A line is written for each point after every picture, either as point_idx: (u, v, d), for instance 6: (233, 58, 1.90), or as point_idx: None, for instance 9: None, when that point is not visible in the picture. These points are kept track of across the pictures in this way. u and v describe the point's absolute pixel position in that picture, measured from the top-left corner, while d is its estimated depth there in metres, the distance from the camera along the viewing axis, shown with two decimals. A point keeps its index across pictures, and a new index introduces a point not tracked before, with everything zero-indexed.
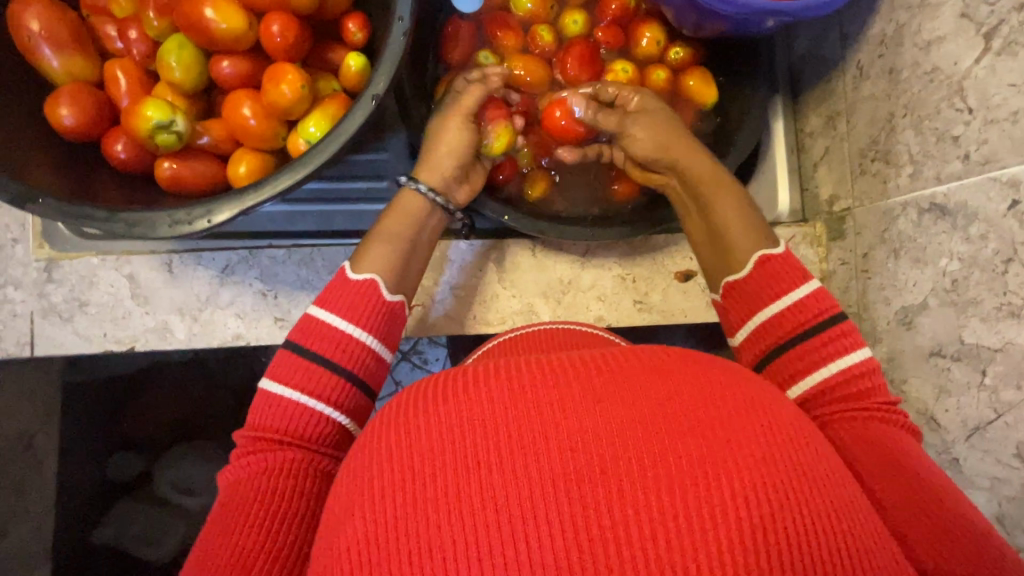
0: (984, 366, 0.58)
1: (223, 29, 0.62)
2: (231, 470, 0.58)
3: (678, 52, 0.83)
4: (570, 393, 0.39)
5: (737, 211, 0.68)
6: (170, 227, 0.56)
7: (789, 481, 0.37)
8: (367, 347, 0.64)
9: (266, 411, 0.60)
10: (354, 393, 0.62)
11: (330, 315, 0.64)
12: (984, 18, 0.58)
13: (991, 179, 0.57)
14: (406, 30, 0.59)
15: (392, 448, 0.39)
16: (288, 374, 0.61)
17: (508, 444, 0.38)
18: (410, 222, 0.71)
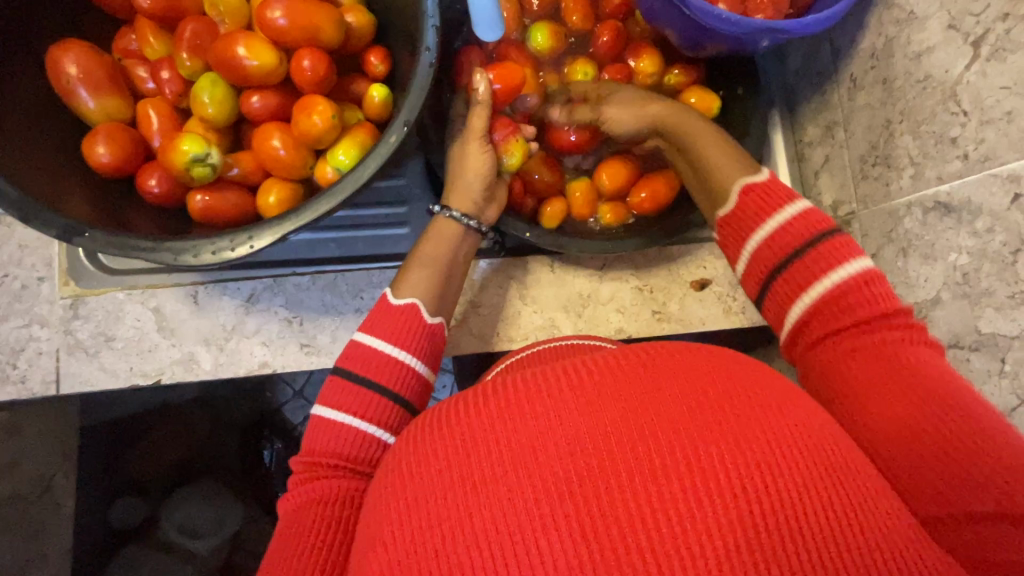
0: (1003, 353, 0.60)
1: (254, 65, 0.65)
2: (289, 497, 0.60)
3: (675, 74, 0.88)
4: (622, 391, 0.42)
5: (722, 151, 0.73)
6: (212, 254, 0.57)
7: (823, 462, 0.40)
8: (409, 368, 0.67)
9: (321, 436, 0.62)
10: (399, 412, 0.65)
11: (376, 340, 0.67)
12: (970, 27, 0.62)
13: (993, 175, 0.60)
14: (434, 59, 0.62)
15: (450, 445, 0.42)
16: (339, 398, 0.64)
17: (567, 440, 0.40)
18: (445, 246, 0.75)
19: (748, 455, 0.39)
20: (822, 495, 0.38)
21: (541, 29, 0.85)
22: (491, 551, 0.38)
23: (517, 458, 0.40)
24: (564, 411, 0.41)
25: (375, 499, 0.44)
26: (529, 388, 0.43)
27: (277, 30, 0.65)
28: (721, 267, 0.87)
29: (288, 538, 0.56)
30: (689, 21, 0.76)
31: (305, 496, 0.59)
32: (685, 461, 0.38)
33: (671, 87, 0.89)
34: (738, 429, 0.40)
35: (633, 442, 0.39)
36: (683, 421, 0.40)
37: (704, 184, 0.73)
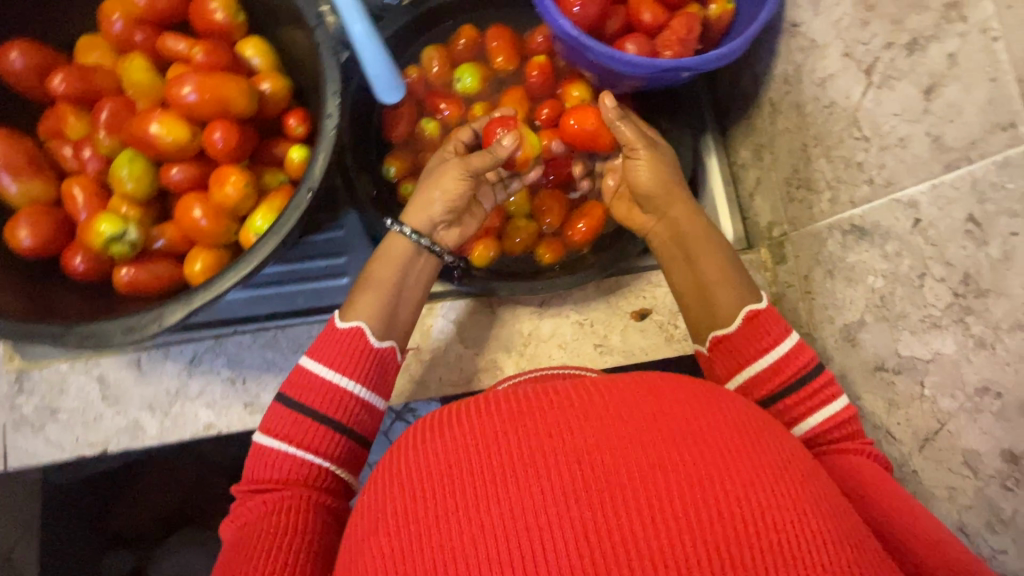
0: (921, 377, 0.60)
1: (168, 140, 0.66)
2: (231, 525, 0.59)
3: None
4: (570, 415, 0.43)
5: (719, 271, 0.70)
6: (123, 334, 0.58)
7: (764, 477, 0.40)
8: (355, 397, 0.64)
9: (262, 466, 0.61)
10: (344, 443, 0.63)
11: (319, 365, 0.65)
12: (862, 56, 0.62)
13: (896, 200, 0.60)
14: (336, 125, 0.63)
15: (399, 480, 0.43)
16: (279, 428, 0.62)
17: (447, 523, 0.40)
18: (400, 264, 0.73)
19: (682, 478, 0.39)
20: (767, 510, 0.39)
21: (469, 71, 0.87)
22: None
23: (460, 495, 0.41)
24: (516, 443, 0.42)
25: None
26: (487, 417, 0.44)
27: (187, 105, 0.66)
28: (660, 295, 0.88)
29: (230, 560, 0.54)
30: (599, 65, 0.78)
31: (247, 518, 0.57)
32: (627, 486, 0.39)
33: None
34: (672, 452, 0.40)
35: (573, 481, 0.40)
36: (624, 445, 0.41)
37: (699, 296, 0.71)
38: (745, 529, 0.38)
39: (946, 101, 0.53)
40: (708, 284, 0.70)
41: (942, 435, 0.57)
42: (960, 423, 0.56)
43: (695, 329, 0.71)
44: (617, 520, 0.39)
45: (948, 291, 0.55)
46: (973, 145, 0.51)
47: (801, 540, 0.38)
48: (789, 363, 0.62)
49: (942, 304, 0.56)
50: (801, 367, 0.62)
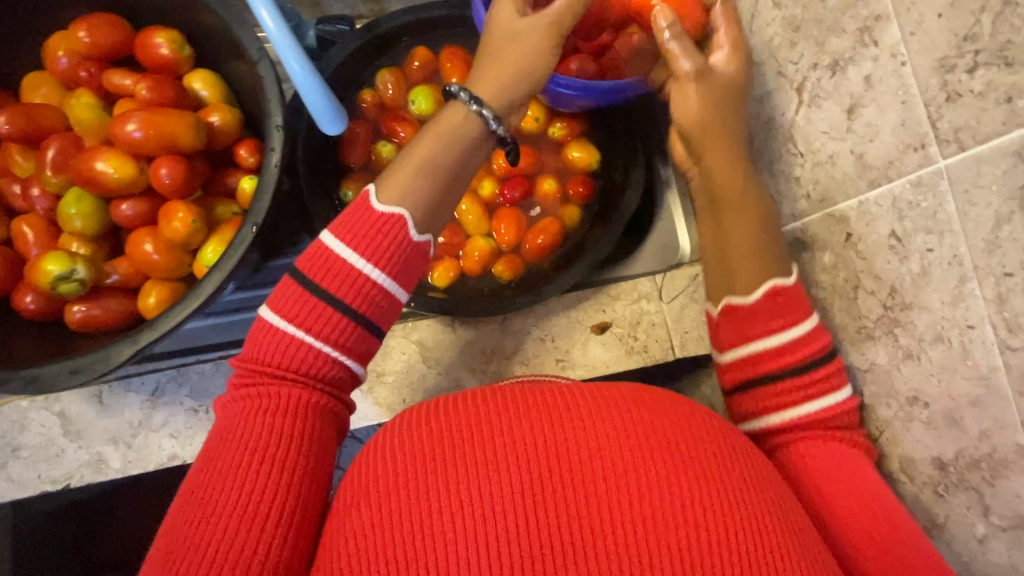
0: (860, 387, 0.61)
1: (115, 177, 0.67)
2: (226, 400, 0.55)
3: (559, 129, 0.90)
4: (523, 433, 0.45)
5: (748, 232, 0.64)
6: (73, 375, 0.59)
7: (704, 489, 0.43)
8: (379, 287, 0.57)
9: (267, 342, 0.55)
10: (361, 334, 0.57)
11: (342, 247, 0.56)
12: (794, 74, 0.64)
13: (830, 215, 0.62)
14: (280, 160, 0.64)
15: (357, 498, 0.45)
16: (286, 308, 0.55)
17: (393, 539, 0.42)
18: (456, 139, 0.62)
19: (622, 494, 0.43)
20: (703, 524, 0.41)
21: (422, 93, 0.88)
22: None
23: (416, 514, 0.42)
24: (473, 464, 0.44)
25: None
26: (445, 437, 0.46)
27: (132, 142, 0.66)
28: (620, 308, 0.89)
29: (218, 442, 0.51)
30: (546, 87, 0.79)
31: (240, 408, 0.52)
32: (564, 495, 0.43)
33: (556, 140, 0.91)
34: (617, 468, 0.43)
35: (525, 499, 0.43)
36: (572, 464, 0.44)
37: (723, 265, 0.66)
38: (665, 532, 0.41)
39: (865, 121, 0.55)
40: (726, 250, 0.65)
41: (880, 443, 0.59)
42: (895, 430, 0.57)
43: (712, 293, 0.67)
44: (561, 534, 0.42)
45: (878, 304, 0.57)
46: (891, 164, 0.52)
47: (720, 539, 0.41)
48: (797, 347, 0.59)
49: (874, 316, 0.58)
50: (813, 352, 0.58)
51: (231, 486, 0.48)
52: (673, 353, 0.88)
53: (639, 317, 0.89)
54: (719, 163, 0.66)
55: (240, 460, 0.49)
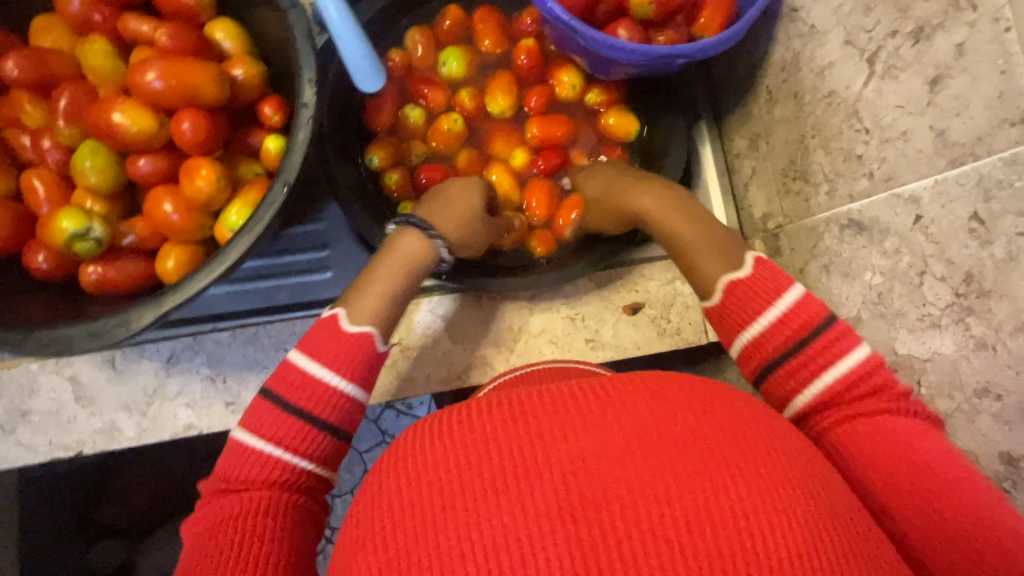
0: (918, 376, 0.59)
1: (133, 131, 0.62)
2: (194, 523, 0.58)
3: (596, 96, 0.85)
4: (572, 419, 0.42)
5: (709, 245, 0.66)
6: (89, 339, 0.55)
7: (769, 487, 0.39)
8: (339, 392, 0.62)
9: (237, 461, 0.59)
10: (326, 442, 0.61)
11: (309, 363, 0.62)
12: (865, 44, 0.60)
13: (896, 195, 0.58)
14: (312, 115, 0.59)
15: (396, 479, 0.43)
16: (319, 359, 0.62)
17: (438, 524, 0.40)
18: (411, 271, 0.69)
19: (681, 485, 0.39)
20: (769, 525, 0.37)
21: (454, 55, 0.83)
22: None
23: (455, 498, 0.40)
24: (516, 449, 0.41)
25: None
26: (488, 422, 0.44)
27: (152, 93, 0.62)
28: (653, 289, 0.86)
29: (191, 564, 0.54)
30: (589, 50, 0.73)
31: (211, 524, 0.56)
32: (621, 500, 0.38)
33: (593, 108, 0.86)
34: (674, 457, 0.40)
35: (574, 490, 0.39)
36: (624, 451, 0.40)
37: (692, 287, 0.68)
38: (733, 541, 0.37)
39: (952, 94, 0.51)
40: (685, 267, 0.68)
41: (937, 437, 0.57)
42: (955, 424, 0.55)
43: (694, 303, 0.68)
44: (639, 548, 0.37)
45: (948, 291, 0.54)
46: (979, 141, 0.49)
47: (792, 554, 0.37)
48: (833, 338, 0.57)
49: (941, 304, 0.55)
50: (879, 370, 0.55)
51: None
52: (706, 337, 0.85)
53: (673, 299, 0.86)
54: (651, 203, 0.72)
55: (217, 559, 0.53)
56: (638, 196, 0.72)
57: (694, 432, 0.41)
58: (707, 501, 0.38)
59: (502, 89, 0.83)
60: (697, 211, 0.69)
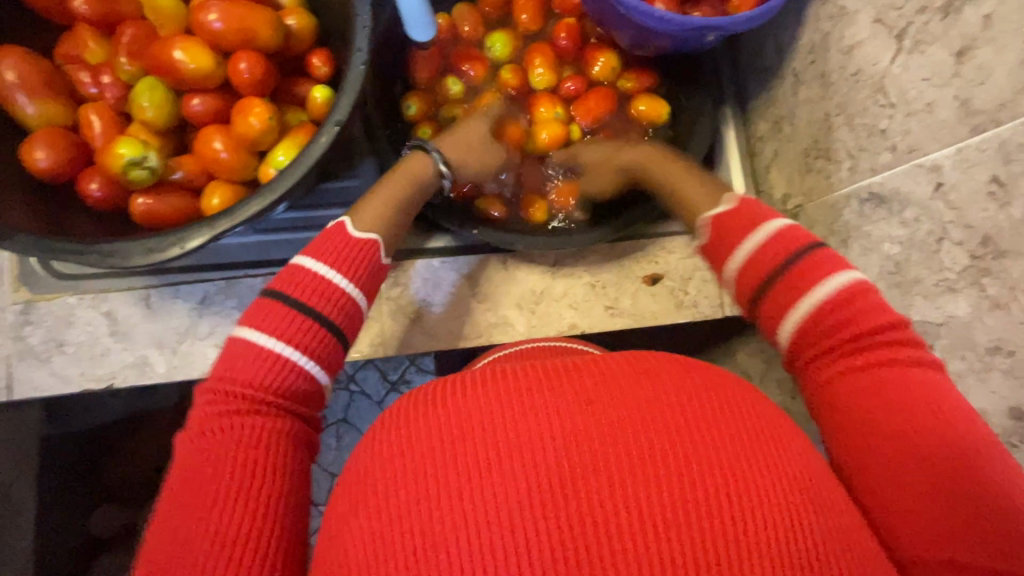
0: (931, 341, 0.62)
1: (191, 68, 0.65)
2: (189, 438, 0.54)
3: (629, 79, 0.88)
4: (587, 391, 0.47)
5: (694, 183, 0.75)
6: (144, 255, 0.57)
7: (760, 465, 0.44)
8: (347, 295, 0.61)
9: (235, 370, 0.55)
10: (331, 345, 0.59)
11: (316, 264, 0.61)
12: (894, 21, 0.63)
13: (918, 165, 0.61)
14: (365, 60, 0.62)
15: (415, 432, 0.46)
16: (270, 324, 0.57)
17: (468, 445, 0.44)
18: (410, 188, 0.73)
19: (680, 455, 0.43)
20: (755, 491, 0.42)
21: (500, 38, 0.87)
22: (374, 535, 0.43)
23: (472, 455, 0.44)
24: (534, 413, 0.45)
25: (347, 498, 0.46)
26: (509, 387, 0.47)
27: (214, 33, 0.65)
28: (672, 261, 0.88)
29: (186, 493, 0.50)
30: (627, 19, 0.77)
31: (207, 443, 0.52)
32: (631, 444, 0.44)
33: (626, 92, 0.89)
34: (675, 431, 0.44)
35: (585, 455, 0.43)
36: (633, 423, 0.44)
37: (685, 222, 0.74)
38: (724, 478, 0.42)
39: (977, 64, 0.54)
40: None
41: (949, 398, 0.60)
42: (968, 384, 0.58)
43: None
44: (642, 479, 0.42)
45: (965, 254, 0.57)
46: (1002, 107, 0.52)
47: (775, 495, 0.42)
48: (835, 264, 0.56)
49: (958, 269, 0.58)
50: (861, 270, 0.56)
51: (210, 507, 0.48)
52: (722, 311, 0.87)
53: (691, 272, 0.88)
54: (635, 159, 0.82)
55: (217, 480, 0.49)
56: (627, 151, 0.82)
57: (696, 411, 0.46)
58: (702, 472, 0.42)
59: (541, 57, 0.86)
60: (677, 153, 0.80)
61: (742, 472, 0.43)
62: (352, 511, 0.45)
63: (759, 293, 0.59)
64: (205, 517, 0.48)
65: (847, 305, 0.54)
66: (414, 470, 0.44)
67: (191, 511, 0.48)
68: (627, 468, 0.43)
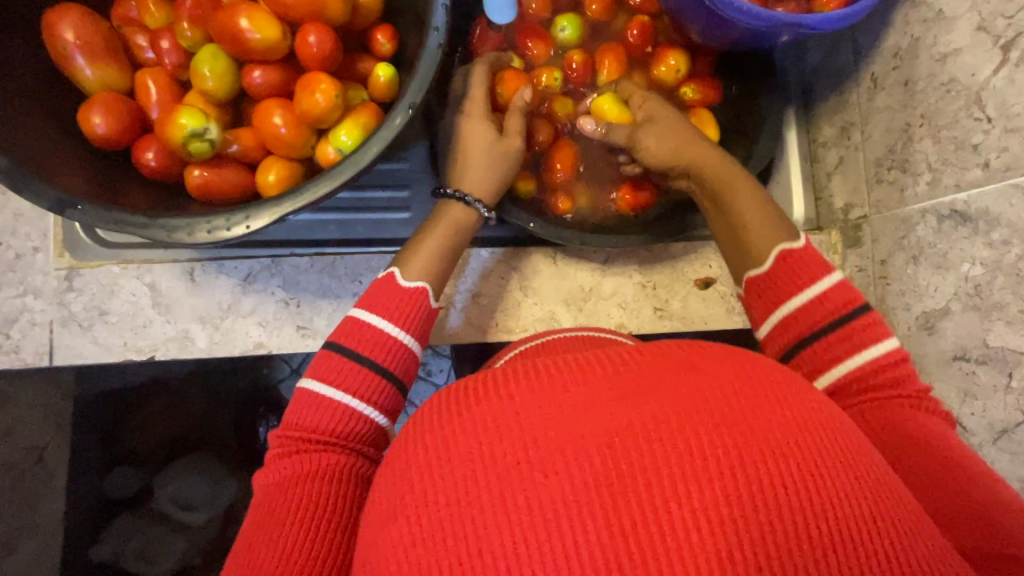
0: (1010, 368, 0.60)
1: (257, 39, 0.63)
2: (263, 474, 0.58)
3: (693, 91, 0.86)
4: (670, 395, 0.40)
5: (760, 210, 0.70)
6: (208, 233, 0.56)
7: (859, 490, 0.39)
8: (403, 345, 0.63)
9: (310, 412, 0.58)
10: (393, 394, 0.62)
11: (373, 316, 0.63)
12: (1001, 30, 0.60)
13: (1013, 186, 0.58)
14: (442, 41, 0.59)
15: (473, 431, 0.41)
16: (334, 377, 0.60)
17: (550, 444, 0.39)
18: (457, 236, 0.71)
19: (778, 473, 0.38)
20: (863, 524, 0.38)
21: (568, 17, 0.83)
22: (427, 541, 0.39)
23: (539, 459, 0.38)
24: (612, 417, 0.39)
25: (391, 500, 0.42)
26: (577, 385, 0.41)
27: (282, 3, 0.63)
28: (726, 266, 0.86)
29: (259, 523, 0.52)
30: (706, 10, 0.74)
31: (282, 476, 0.55)
32: (735, 454, 0.38)
33: (685, 102, 0.87)
34: (773, 444, 0.39)
35: (680, 470, 0.37)
36: (725, 431, 0.39)
37: (738, 243, 0.70)
38: (832, 505, 0.37)
39: None
40: (743, 239, 0.69)
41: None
42: None
43: (735, 273, 0.71)
44: (748, 502, 0.37)
45: None
46: None
47: (878, 528, 0.38)
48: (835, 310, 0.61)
49: None
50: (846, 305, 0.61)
51: (283, 534, 0.51)
52: None
53: None
54: (702, 160, 0.74)
55: (279, 514, 0.52)
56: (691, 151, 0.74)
57: (794, 423, 0.40)
58: (802, 494, 0.37)
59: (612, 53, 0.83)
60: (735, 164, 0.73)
61: (841, 497, 0.38)
62: (400, 509, 0.41)
63: (794, 350, 0.62)
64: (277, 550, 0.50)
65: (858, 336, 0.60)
66: (482, 475, 0.39)
67: (265, 537, 0.51)
68: (716, 483, 0.37)
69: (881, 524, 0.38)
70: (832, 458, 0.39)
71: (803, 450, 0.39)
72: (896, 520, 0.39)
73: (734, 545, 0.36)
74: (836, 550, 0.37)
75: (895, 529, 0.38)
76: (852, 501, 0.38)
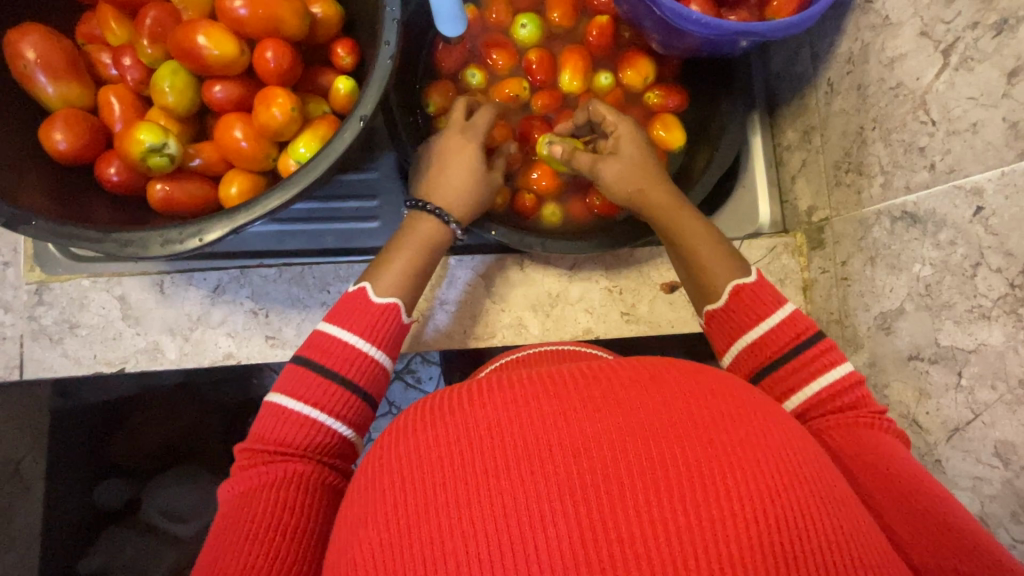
0: (960, 367, 0.60)
1: (215, 55, 0.64)
2: (230, 486, 0.58)
3: (656, 96, 0.87)
4: (605, 401, 0.41)
5: (713, 249, 0.69)
6: (162, 246, 0.56)
7: (800, 487, 0.39)
8: (370, 358, 0.64)
9: (276, 423, 0.60)
10: (359, 407, 0.63)
11: (338, 329, 0.64)
12: (942, 35, 0.61)
13: (957, 187, 0.59)
14: (393, 54, 0.60)
15: (420, 440, 0.41)
16: (300, 390, 0.61)
17: (488, 447, 0.40)
18: (429, 249, 0.72)
19: (710, 475, 0.38)
20: (804, 517, 0.38)
21: (529, 19, 0.84)
22: (378, 548, 0.38)
23: (476, 463, 0.39)
24: (552, 421, 0.40)
25: (355, 507, 0.42)
26: (523, 394, 0.42)
27: (238, 20, 0.64)
28: None
29: (222, 533, 0.53)
30: (660, 19, 0.75)
31: (246, 486, 0.56)
32: (667, 456, 0.38)
33: (650, 107, 0.88)
34: (703, 445, 0.39)
35: (612, 468, 0.38)
36: (658, 433, 0.39)
37: (694, 280, 0.70)
38: (769, 500, 0.37)
39: None
40: (698, 277, 0.69)
41: (976, 425, 0.59)
42: (997, 414, 0.57)
43: (695, 305, 0.72)
44: (681, 500, 0.37)
45: (1002, 282, 0.56)
46: None
47: (817, 520, 0.38)
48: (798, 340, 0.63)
49: (994, 296, 0.57)
50: (796, 334, 0.62)
51: (241, 539, 0.52)
52: None
53: None
54: (659, 198, 0.73)
55: (242, 526, 0.53)
56: (645, 187, 0.73)
57: (730, 422, 0.41)
58: (738, 494, 0.37)
59: (576, 58, 0.85)
60: (687, 203, 0.73)
61: (777, 490, 0.38)
62: (367, 514, 0.40)
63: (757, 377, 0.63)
64: (237, 558, 0.50)
65: (822, 354, 0.62)
66: (424, 479, 0.40)
67: (225, 543, 0.52)
68: (648, 481, 0.38)
69: (821, 517, 0.38)
70: (772, 455, 0.40)
71: (738, 447, 0.39)
72: (839, 517, 0.39)
73: (667, 540, 0.36)
74: (775, 544, 0.36)
75: (836, 523, 0.38)
76: (790, 493, 0.38)
